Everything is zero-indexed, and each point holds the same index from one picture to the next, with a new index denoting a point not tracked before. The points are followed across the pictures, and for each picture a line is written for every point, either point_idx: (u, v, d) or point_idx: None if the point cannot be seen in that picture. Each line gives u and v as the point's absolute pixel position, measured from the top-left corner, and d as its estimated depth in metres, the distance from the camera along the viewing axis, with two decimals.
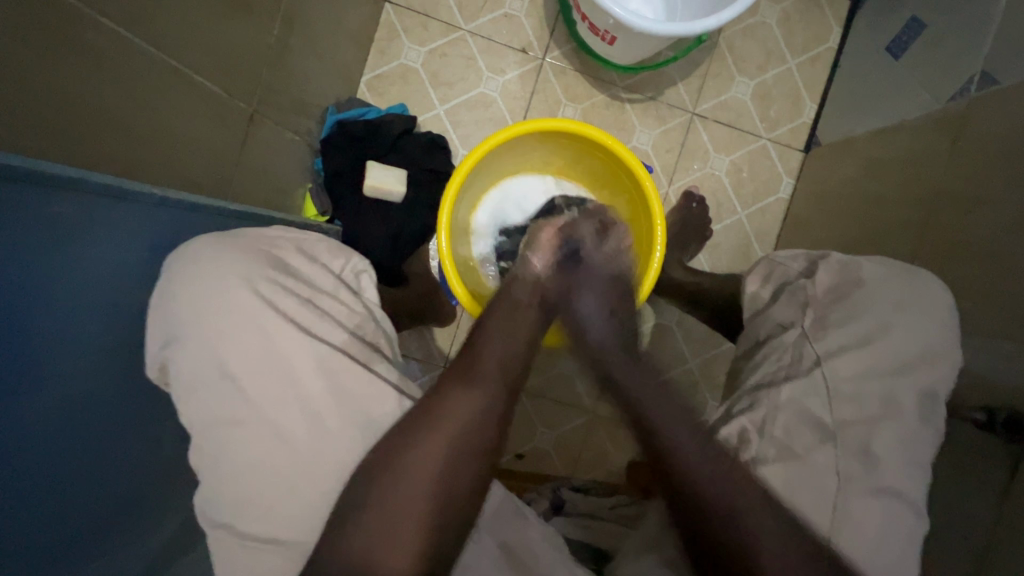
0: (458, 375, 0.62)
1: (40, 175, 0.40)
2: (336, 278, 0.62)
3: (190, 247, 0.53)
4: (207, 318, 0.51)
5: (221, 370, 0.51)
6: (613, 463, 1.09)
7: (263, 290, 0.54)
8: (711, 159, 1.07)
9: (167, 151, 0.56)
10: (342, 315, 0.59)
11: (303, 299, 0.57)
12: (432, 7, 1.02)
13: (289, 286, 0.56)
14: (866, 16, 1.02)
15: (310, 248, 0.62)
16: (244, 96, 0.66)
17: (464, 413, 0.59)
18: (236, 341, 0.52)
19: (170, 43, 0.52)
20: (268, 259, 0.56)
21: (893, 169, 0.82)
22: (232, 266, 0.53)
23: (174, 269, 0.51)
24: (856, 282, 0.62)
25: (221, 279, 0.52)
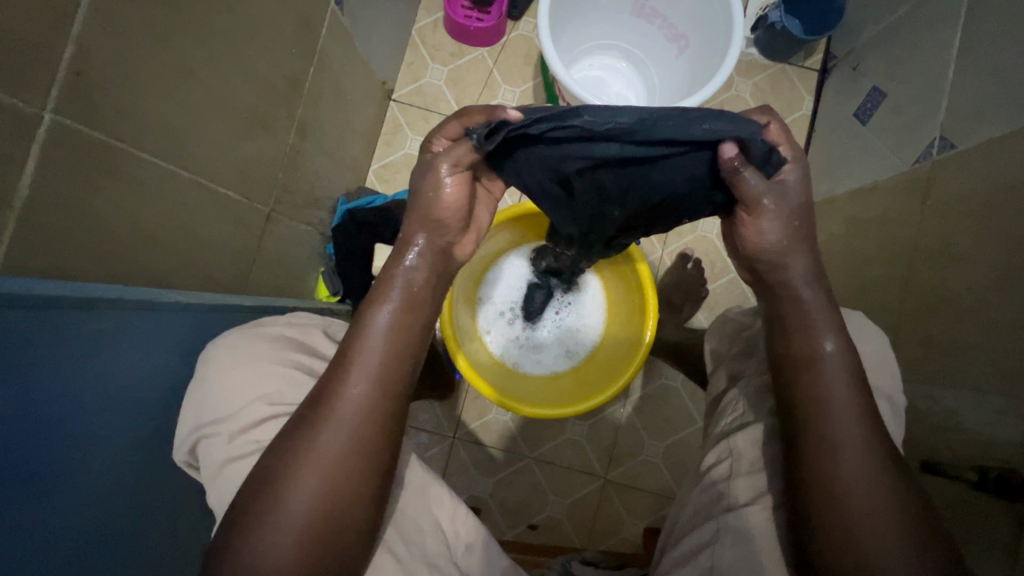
0: (296, 441, 0.45)
1: (85, 300, 0.44)
2: None
3: (226, 338, 0.57)
4: (241, 392, 0.53)
5: (255, 442, 0.51)
6: (628, 532, 1.06)
7: (293, 369, 0.56)
8: (701, 223, 1.12)
9: (191, 255, 0.62)
10: None
11: (312, 371, 0.58)
12: (432, 102, 1.13)
13: (307, 363, 0.58)
14: (834, 85, 1.09)
15: (335, 331, 0.67)
16: (261, 199, 0.74)
17: (305, 504, 0.43)
18: (259, 419, 0.52)
19: (200, 164, 0.59)
20: (286, 343, 0.59)
21: (873, 227, 0.85)
22: (265, 346, 0.57)
23: (212, 354, 0.55)
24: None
25: (256, 356, 0.55)
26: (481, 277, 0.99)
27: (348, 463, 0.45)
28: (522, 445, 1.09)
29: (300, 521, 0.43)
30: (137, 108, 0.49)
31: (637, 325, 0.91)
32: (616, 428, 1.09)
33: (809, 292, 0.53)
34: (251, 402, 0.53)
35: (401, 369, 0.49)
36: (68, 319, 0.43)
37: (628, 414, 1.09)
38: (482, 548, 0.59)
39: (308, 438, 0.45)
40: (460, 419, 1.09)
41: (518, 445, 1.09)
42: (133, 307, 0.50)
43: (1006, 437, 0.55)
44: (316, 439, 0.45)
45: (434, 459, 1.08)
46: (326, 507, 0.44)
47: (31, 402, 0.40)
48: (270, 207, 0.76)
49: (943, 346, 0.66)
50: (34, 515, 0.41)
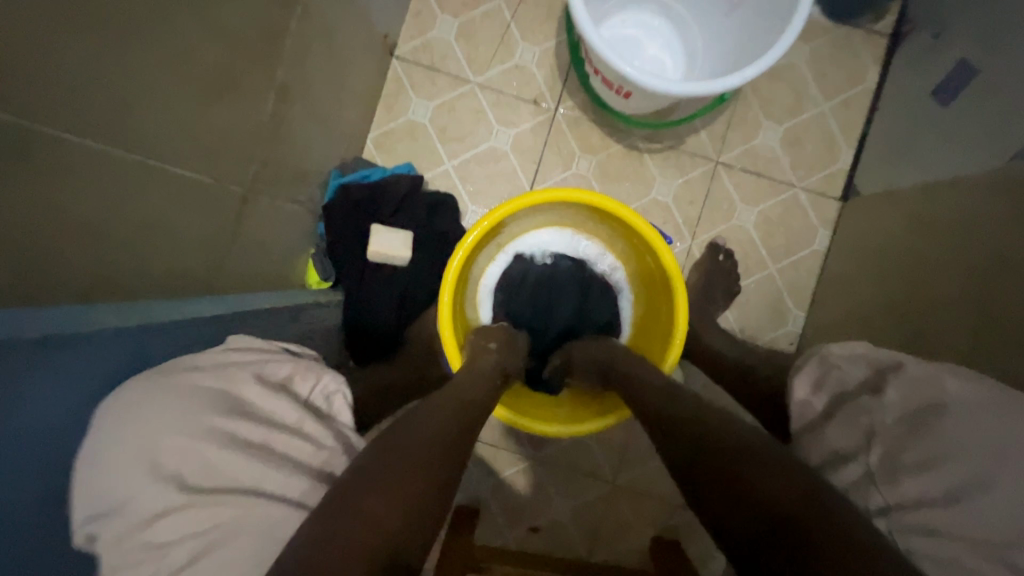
0: (384, 445, 0.43)
1: None
2: (299, 408, 0.47)
3: (124, 390, 0.40)
4: (130, 473, 0.37)
5: (148, 546, 0.36)
6: (636, 538, 1.01)
7: (200, 439, 0.39)
8: (738, 211, 1.00)
9: (150, 251, 0.52)
10: (304, 456, 0.44)
11: (271, 447, 0.43)
12: (440, 61, 0.99)
13: (240, 434, 0.41)
14: (906, 54, 0.94)
15: (273, 371, 0.48)
16: (235, 179, 0.63)
17: (385, 501, 0.38)
18: (161, 511, 0.36)
19: (148, 141, 0.48)
20: (218, 402, 0.42)
21: (946, 231, 0.73)
22: (169, 407, 0.40)
23: (103, 415, 0.39)
24: (937, 404, 0.43)
25: (155, 418, 0.39)
26: (500, 251, 0.89)
27: (425, 453, 0.43)
28: (528, 444, 1.01)
29: (382, 524, 0.36)
30: (48, 74, 0.38)
31: (659, 342, 0.80)
32: (629, 431, 1.01)
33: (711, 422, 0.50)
34: (144, 488, 0.37)
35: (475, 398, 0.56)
36: None
37: None
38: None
39: (395, 443, 0.43)
40: None
41: (522, 444, 1.01)
42: (26, 352, 0.38)
43: None
44: (400, 430, 0.45)
45: None
46: (401, 505, 0.38)
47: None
48: (245, 188, 0.66)
49: None
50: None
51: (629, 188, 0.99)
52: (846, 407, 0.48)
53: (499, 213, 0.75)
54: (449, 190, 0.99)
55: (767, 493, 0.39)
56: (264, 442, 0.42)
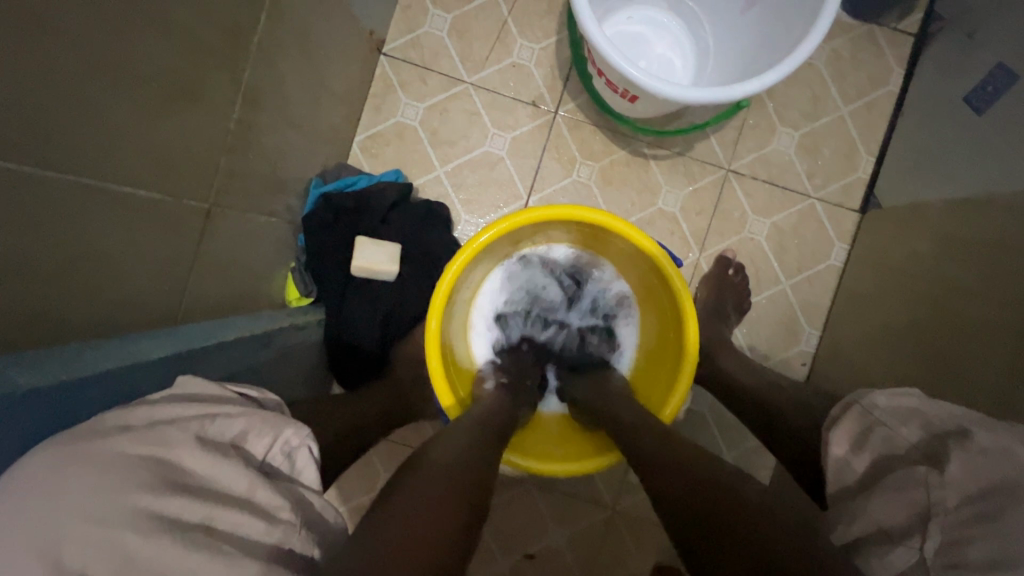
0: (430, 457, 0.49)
1: None
2: (251, 473, 0.40)
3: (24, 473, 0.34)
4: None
5: None
6: (636, 567, 0.95)
7: (122, 531, 0.33)
8: (750, 222, 0.93)
9: (87, 283, 0.45)
10: (258, 533, 0.38)
11: (216, 528, 0.36)
12: (432, 59, 0.92)
13: (181, 511, 0.35)
14: (935, 56, 0.87)
15: (220, 429, 0.42)
16: (196, 194, 0.57)
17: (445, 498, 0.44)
18: None
19: (82, 156, 0.42)
20: (157, 474, 0.36)
21: (980, 255, 0.67)
22: (79, 495, 0.33)
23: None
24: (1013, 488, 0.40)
25: (64, 511, 0.32)
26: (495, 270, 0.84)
27: (458, 470, 0.48)
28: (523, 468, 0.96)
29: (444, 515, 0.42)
30: None
31: (668, 370, 0.75)
32: None
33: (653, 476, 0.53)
34: None
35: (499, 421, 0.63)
36: None
37: None
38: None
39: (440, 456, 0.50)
40: None
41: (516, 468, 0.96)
42: None
43: None
44: (422, 458, 0.48)
45: None
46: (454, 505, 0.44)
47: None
48: (209, 203, 0.59)
49: None
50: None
51: (634, 197, 0.93)
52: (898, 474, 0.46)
53: (493, 230, 0.69)
54: (440, 197, 0.93)
55: (760, 541, 0.41)
56: (209, 519, 0.36)
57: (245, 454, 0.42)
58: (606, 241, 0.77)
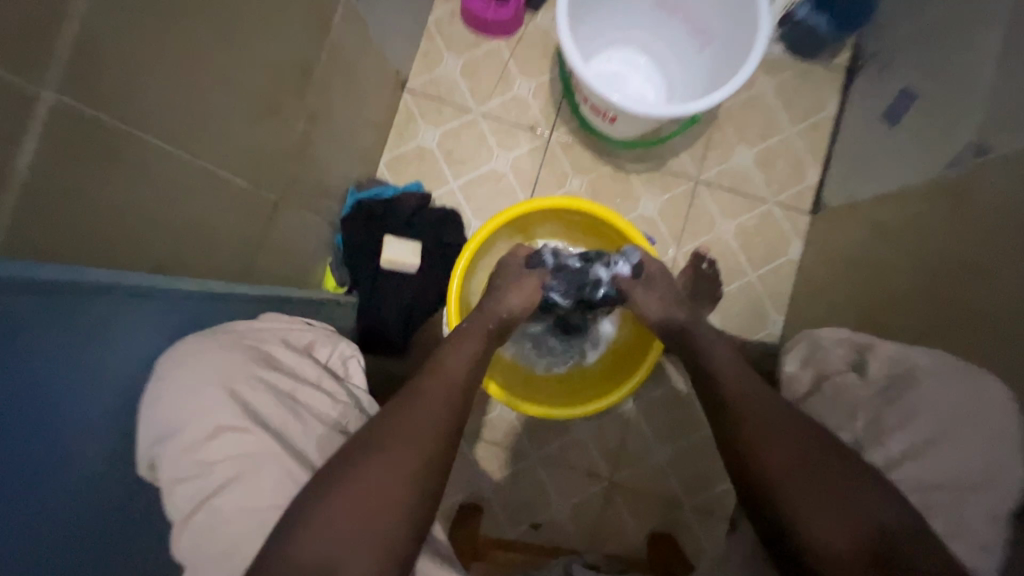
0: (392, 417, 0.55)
1: (79, 288, 0.41)
2: (320, 367, 0.58)
3: (178, 346, 0.49)
4: (189, 410, 0.47)
5: (199, 464, 0.46)
6: (633, 536, 1.05)
7: (241, 389, 0.50)
8: (718, 224, 1.09)
9: (194, 241, 0.60)
10: (327, 407, 0.56)
11: (298, 399, 0.54)
12: (446, 93, 1.11)
13: (272, 382, 0.52)
14: (861, 85, 1.05)
15: (297, 338, 0.60)
16: (269, 187, 0.72)
17: (395, 458, 0.52)
18: (212, 438, 0.47)
19: (205, 147, 0.58)
20: (253, 355, 0.53)
21: (897, 234, 0.82)
22: (216, 363, 0.50)
23: (163, 365, 0.48)
24: (910, 375, 0.60)
25: (205, 373, 0.48)
26: None
27: (417, 439, 0.54)
28: (527, 444, 1.07)
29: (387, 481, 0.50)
30: (138, 85, 0.47)
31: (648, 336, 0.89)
32: (624, 431, 1.07)
33: (779, 453, 0.56)
34: (201, 420, 0.47)
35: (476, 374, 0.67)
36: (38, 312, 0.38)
37: (636, 416, 1.07)
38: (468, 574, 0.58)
39: (400, 419, 0.56)
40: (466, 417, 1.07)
41: (521, 444, 1.07)
42: (145, 300, 0.48)
43: None
44: (392, 418, 0.55)
45: None
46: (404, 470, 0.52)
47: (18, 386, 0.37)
48: (276, 197, 0.75)
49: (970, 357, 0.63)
50: (15, 516, 0.38)
51: (619, 204, 1.09)
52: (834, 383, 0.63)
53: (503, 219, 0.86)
54: (454, 207, 1.09)
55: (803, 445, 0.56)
56: (294, 393, 0.54)
57: (315, 357, 0.60)
58: (592, 231, 0.93)
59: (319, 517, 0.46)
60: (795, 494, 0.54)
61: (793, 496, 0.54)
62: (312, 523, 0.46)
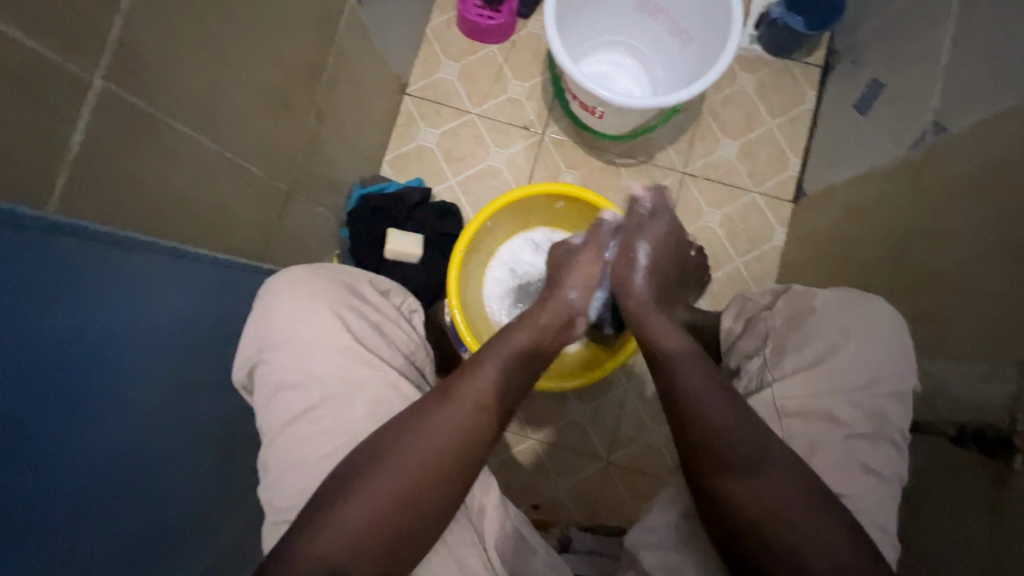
0: (425, 416, 0.58)
1: (103, 237, 0.50)
2: (398, 310, 0.71)
3: (283, 278, 0.64)
4: (297, 330, 0.61)
5: (303, 371, 0.59)
6: (631, 514, 1.08)
7: (341, 315, 0.62)
8: (704, 213, 1.15)
9: (220, 221, 0.67)
10: (402, 340, 0.68)
11: (382, 329, 0.66)
12: (445, 96, 1.18)
13: (365, 313, 0.65)
14: (835, 80, 1.12)
15: (381, 284, 0.71)
16: (283, 178, 0.79)
17: (421, 459, 0.56)
18: (317, 351, 0.60)
19: (228, 137, 0.64)
20: (346, 290, 0.65)
21: (868, 213, 0.87)
22: (319, 295, 0.62)
23: (273, 297, 0.62)
24: (811, 309, 0.65)
25: (312, 302, 0.62)
26: (494, 258, 1.05)
27: (445, 444, 0.58)
28: (526, 427, 1.11)
29: (407, 482, 0.55)
30: (171, 78, 0.53)
31: None
32: (620, 412, 1.11)
33: (741, 453, 0.56)
34: (309, 336, 0.60)
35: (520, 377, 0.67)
36: (63, 256, 0.46)
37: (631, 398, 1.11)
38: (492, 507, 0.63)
39: (431, 419, 0.58)
40: None
41: (522, 427, 1.11)
42: (166, 255, 0.58)
43: (992, 401, 0.57)
44: (430, 418, 0.58)
45: None
46: (429, 474, 0.56)
47: (66, 325, 0.46)
48: (288, 187, 0.81)
49: (933, 317, 0.68)
50: (63, 424, 0.46)
51: (611, 196, 1.15)
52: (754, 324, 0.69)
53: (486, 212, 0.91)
54: (454, 202, 1.15)
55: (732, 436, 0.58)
56: (377, 325, 0.66)
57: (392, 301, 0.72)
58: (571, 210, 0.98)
59: (343, 510, 0.53)
60: (746, 491, 0.55)
61: (763, 496, 0.54)
62: (334, 512, 0.53)
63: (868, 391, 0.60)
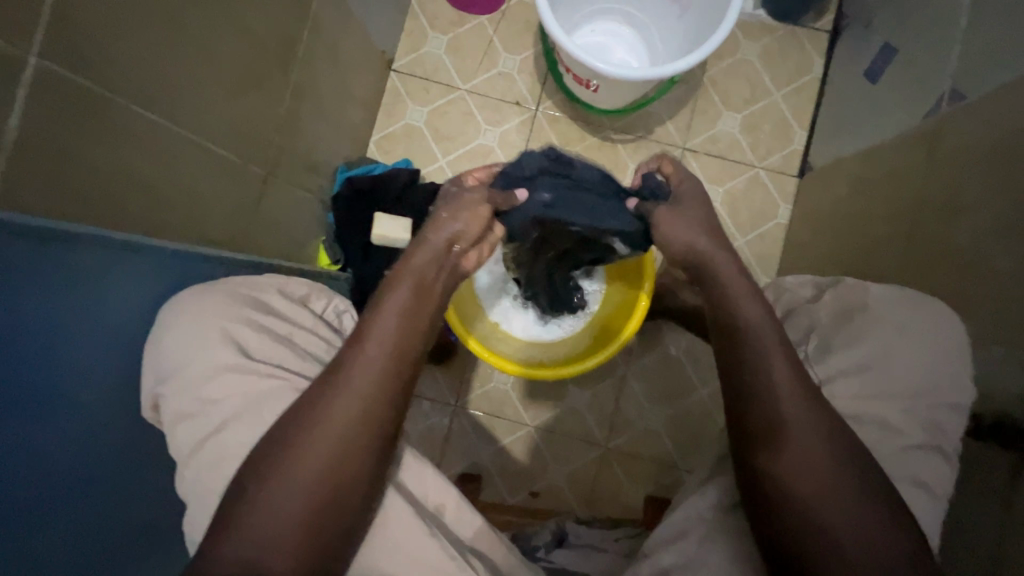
0: (317, 396, 0.52)
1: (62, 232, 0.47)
2: (315, 316, 0.66)
3: (179, 295, 0.58)
4: (188, 349, 0.54)
5: (201, 398, 0.53)
6: (630, 500, 1.07)
7: (237, 330, 0.57)
8: (705, 190, 1.10)
9: (187, 209, 0.63)
10: (321, 349, 0.62)
11: (292, 341, 0.60)
12: (433, 71, 1.12)
13: (268, 325, 0.59)
14: (845, 46, 1.06)
15: (291, 290, 0.67)
16: (258, 161, 0.74)
17: (327, 440, 0.50)
18: (213, 371, 0.54)
19: (192, 118, 0.60)
20: (242, 300, 0.60)
21: (877, 186, 0.82)
22: (211, 308, 0.57)
23: (169, 314, 0.56)
24: (862, 306, 0.60)
25: (203, 319, 0.56)
26: None
27: (350, 416, 0.51)
28: (523, 413, 1.09)
29: (318, 468, 0.49)
30: (123, 53, 0.49)
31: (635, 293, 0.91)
32: (619, 397, 1.09)
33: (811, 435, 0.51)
34: (200, 354, 0.54)
35: (423, 320, 0.61)
36: (20, 249, 0.44)
37: (630, 383, 1.09)
38: (454, 506, 0.59)
39: (328, 393, 0.52)
40: (462, 389, 1.10)
41: (518, 414, 1.09)
42: (128, 247, 0.55)
43: (1009, 387, 0.54)
44: (325, 395, 0.52)
45: (435, 426, 1.09)
46: (340, 454, 0.50)
47: (4, 323, 0.43)
48: (265, 172, 0.77)
49: (946, 299, 0.64)
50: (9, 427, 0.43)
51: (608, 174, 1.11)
52: (796, 317, 0.66)
53: None
54: (444, 183, 1.11)
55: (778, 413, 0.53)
56: (288, 336, 0.60)
57: (309, 307, 0.67)
58: None
59: (254, 518, 0.46)
60: (837, 498, 0.48)
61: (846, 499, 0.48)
62: (244, 524, 0.46)
63: (926, 398, 0.54)
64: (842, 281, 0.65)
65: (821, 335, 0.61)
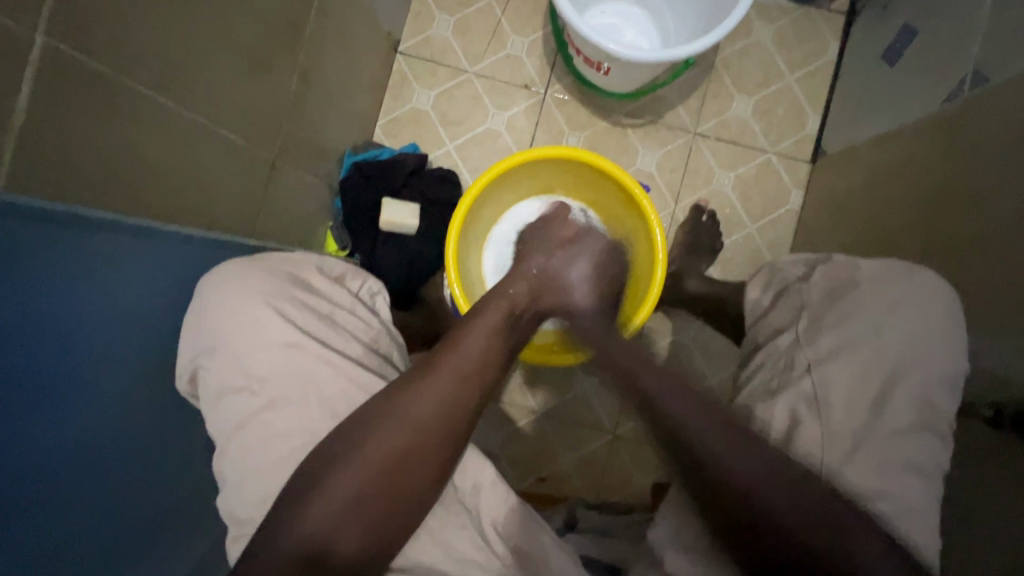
0: (397, 400, 0.56)
1: (69, 216, 0.46)
2: (353, 296, 0.67)
3: (224, 267, 0.59)
4: (236, 326, 0.56)
5: (244, 373, 0.55)
6: (637, 485, 1.07)
7: (284, 307, 0.58)
8: (716, 176, 1.09)
9: (196, 194, 0.62)
10: (360, 329, 0.64)
11: (334, 319, 0.62)
12: (440, 54, 1.10)
13: (310, 304, 0.60)
14: (861, 28, 1.03)
15: (330, 269, 0.68)
16: (266, 146, 0.73)
17: (396, 444, 0.55)
18: (259, 347, 0.55)
19: (200, 101, 0.59)
20: (287, 279, 0.61)
21: (894, 173, 0.81)
22: (259, 286, 0.58)
23: (208, 292, 0.58)
24: (852, 283, 0.61)
25: (248, 296, 0.57)
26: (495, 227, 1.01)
27: (421, 426, 0.56)
28: (531, 400, 1.09)
29: (381, 466, 0.54)
30: (130, 34, 0.48)
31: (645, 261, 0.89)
32: None
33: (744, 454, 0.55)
34: (247, 332, 0.56)
35: (499, 354, 0.66)
36: (25, 236, 0.43)
37: None
38: (490, 487, 0.60)
39: (406, 401, 0.57)
40: None
41: (526, 401, 1.09)
42: (137, 233, 0.54)
43: None
44: (404, 402, 0.56)
45: None
46: (405, 457, 0.55)
47: (14, 309, 0.42)
48: (273, 156, 0.76)
49: (964, 286, 0.64)
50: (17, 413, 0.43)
51: (617, 160, 1.09)
52: (787, 297, 0.66)
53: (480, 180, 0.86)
54: (452, 168, 1.09)
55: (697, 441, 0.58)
56: (329, 314, 0.62)
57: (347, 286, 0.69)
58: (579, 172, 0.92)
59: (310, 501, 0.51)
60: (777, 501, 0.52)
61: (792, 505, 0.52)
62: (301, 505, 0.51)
63: (928, 380, 0.55)
64: (834, 258, 0.66)
65: (816, 315, 0.62)
